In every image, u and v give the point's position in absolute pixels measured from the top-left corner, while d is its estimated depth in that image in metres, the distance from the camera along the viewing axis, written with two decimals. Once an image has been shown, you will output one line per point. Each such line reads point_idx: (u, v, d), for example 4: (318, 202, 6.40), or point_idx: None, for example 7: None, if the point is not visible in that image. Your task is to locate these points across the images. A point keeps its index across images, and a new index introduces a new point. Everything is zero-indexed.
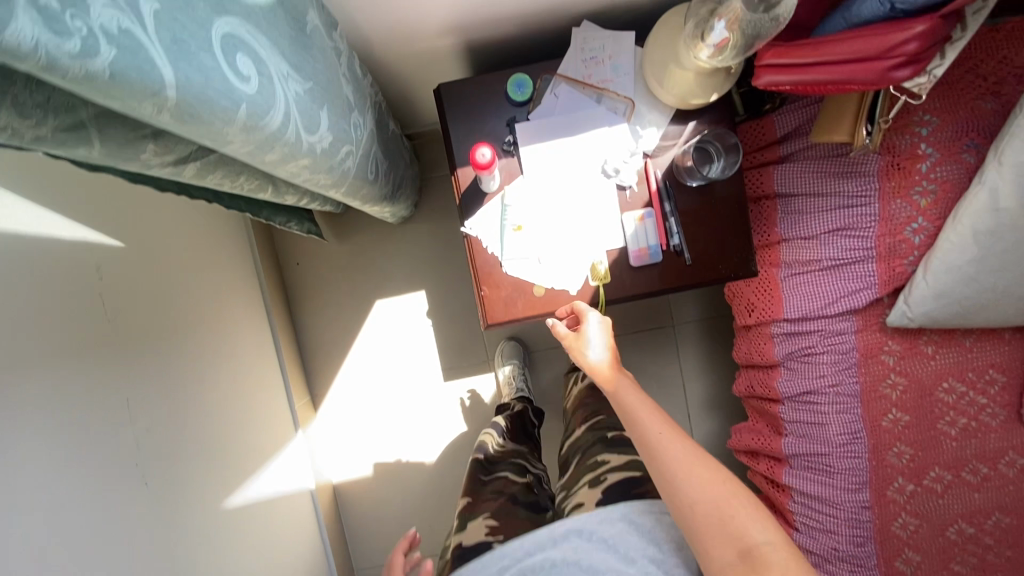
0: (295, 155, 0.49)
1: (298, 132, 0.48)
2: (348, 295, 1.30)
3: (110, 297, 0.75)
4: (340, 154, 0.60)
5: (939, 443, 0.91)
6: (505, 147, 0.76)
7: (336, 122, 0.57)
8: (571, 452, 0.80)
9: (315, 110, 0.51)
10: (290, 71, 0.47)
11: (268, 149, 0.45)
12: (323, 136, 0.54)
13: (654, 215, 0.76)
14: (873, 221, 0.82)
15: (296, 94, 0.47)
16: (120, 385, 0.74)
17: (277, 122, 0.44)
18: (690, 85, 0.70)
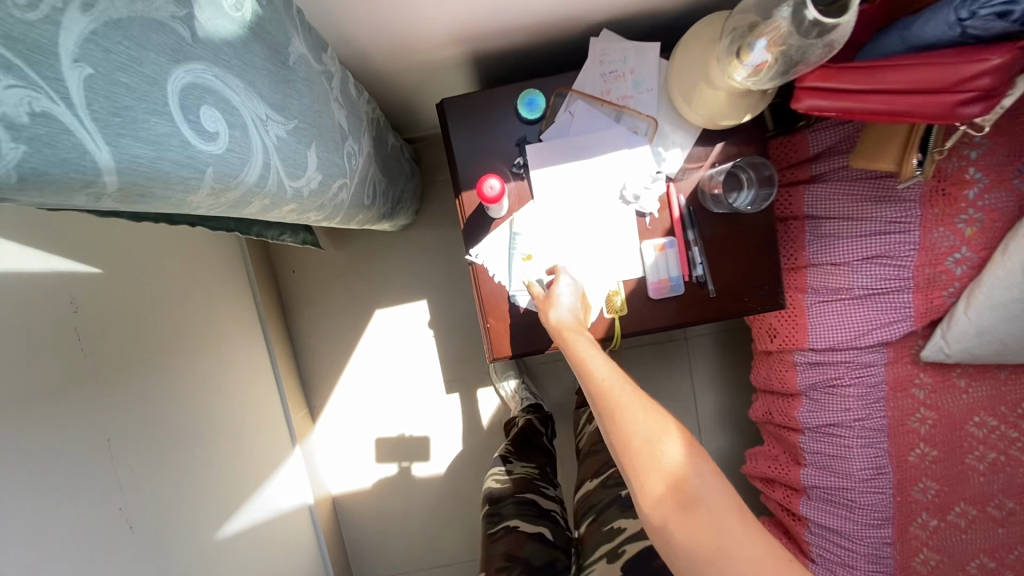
0: (275, 204, 0.43)
1: (280, 181, 0.42)
2: (346, 304, 1.25)
3: (90, 329, 0.69)
4: (332, 190, 0.54)
5: (967, 478, 0.86)
6: (515, 169, 0.70)
7: (327, 157, 0.50)
8: (585, 505, 0.74)
9: (302, 151, 0.45)
10: (270, 111, 0.40)
11: (243, 205, 0.39)
12: (311, 177, 0.47)
13: (677, 244, 0.70)
14: (912, 250, 0.76)
15: (278, 138, 0.41)
16: (105, 423, 0.69)
17: (255, 177, 0.38)
18: (721, 106, 0.63)
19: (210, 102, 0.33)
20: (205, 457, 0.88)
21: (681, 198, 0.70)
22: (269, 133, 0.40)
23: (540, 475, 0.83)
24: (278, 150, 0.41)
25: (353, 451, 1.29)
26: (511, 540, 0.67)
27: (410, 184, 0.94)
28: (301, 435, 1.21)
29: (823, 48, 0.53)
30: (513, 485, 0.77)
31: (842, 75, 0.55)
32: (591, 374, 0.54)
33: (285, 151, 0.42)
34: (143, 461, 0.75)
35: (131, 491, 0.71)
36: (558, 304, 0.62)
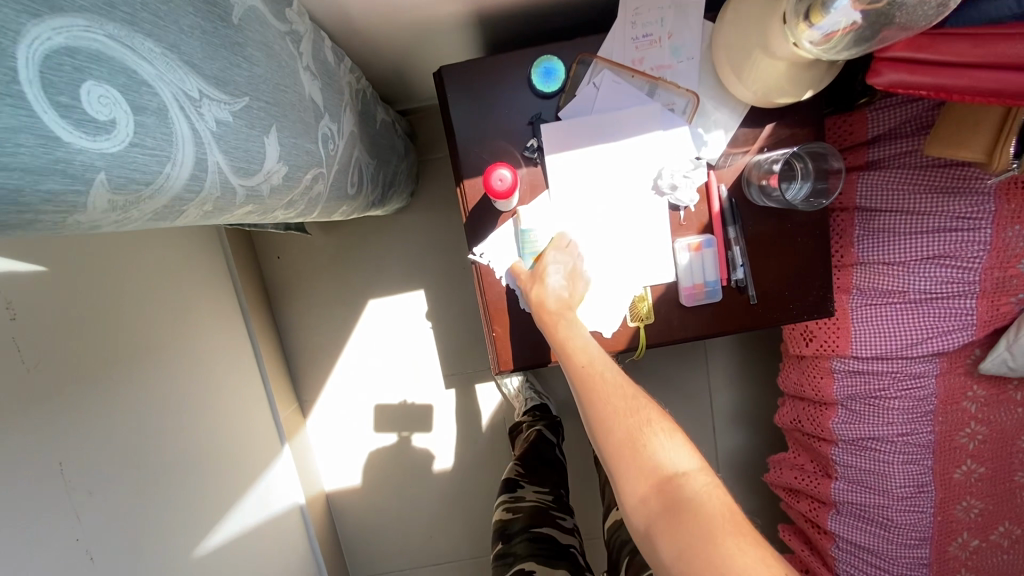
0: (221, 210, 0.33)
1: (225, 180, 0.32)
2: (337, 292, 1.15)
3: (53, 331, 0.59)
4: (305, 183, 0.43)
5: (1015, 497, 0.79)
6: (527, 153, 0.59)
7: (295, 143, 0.40)
8: (614, 541, 0.70)
9: (256, 138, 0.35)
10: (207, 87, 0.30)
11: (172, 216, 0.29)
12: (272, 171, 0.37)
13: (715, 244, 0.60)
14: (981, 250, 0.66)
15: (219, 122, 0.31)
16: (72, 440, 0.60)
17: (184, 179, 0.28)
18: (778, 79, 0.52)
19: (99, 75, 0.23)
20: (188, 468, 0.78)
21: (722, 188, 0.60)
22: (204, 118, 0.29)
23: (555, 504, 0.80)
24: (220, 140, 0.31)
25: (347, 447, 1.21)
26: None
27: (404, 165, 0.83)
28: (291, 433, 1.12)
29: (928, 8, 0.42)
30: (525, 518, 0.74)
31: (944, 44, 0.45)
32: (572, 361, 0.49)
33: (231, 141, 0.32)
34: (117, 478, 0.65)
35: (95, 517, 0.62)
36: (545, 283, 0.55)
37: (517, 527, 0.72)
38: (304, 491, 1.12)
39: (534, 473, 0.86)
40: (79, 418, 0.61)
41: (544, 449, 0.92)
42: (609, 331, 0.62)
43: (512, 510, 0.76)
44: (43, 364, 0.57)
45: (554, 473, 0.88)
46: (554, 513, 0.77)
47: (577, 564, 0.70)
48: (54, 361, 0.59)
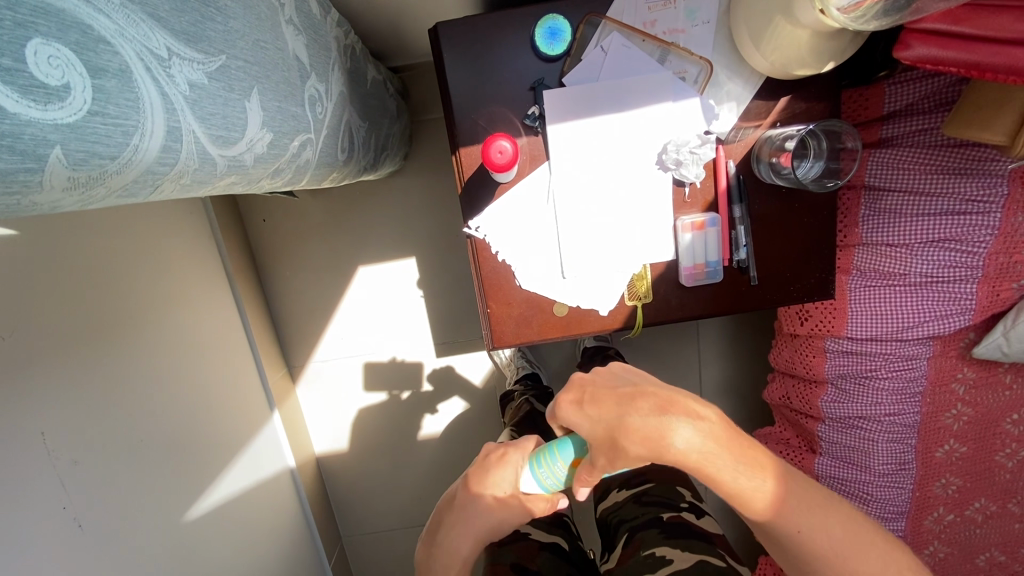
0: (199, 183, 0.30)
1: (203, 150, 0.29)
2: (326, 257, 1.12)
3: (25, 296, 0.56)
4: (293, 151, 0.40)
5: (993, 475, 0.81)
6: (528, 121, 0.56)
7: (280, 108, 0.37)
8: (611, 519, 0.74)
9: (235, 102, 0.31)
10: (176, 44, 0.26)
11: (145, 191, 0.27)
12: (255, 138, 0.34)
13: (719, 223, 0.58)
14: (988, 235, 0.65)
15: (192, 85, 0.27)
16: (52, 408, 0.58)
17: (155, 151, 0.25)
18: (797, 50, 0.49)
19: (47, 32, 0.20)
20: (180, 434, 0.77)
21: (730, 164, 0.57)
22: (174, 80, 0.26)
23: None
24: (194, 106, 0.27)
25: (336, 411, 1.21)
26: (522, 550, 0.62)
27: (396, 128, 0.78)
28: (280, 397, 1.11)
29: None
30: None
31: (982, 17, 0.42)
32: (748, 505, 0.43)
33: (207, 107, 0.28)
34: (104, 448, 0.64)
35: (81, 487, 0.60)
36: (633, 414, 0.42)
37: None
38: (294, 456, 1.12)
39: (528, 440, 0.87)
40: (59, 389, 0.59)
41: (539, 415, 0.94)
42: (606, 309, 0.60)
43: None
44: (14, 334, 0.54)
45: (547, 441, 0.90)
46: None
47: (571, 532, 0.71)
48: (29, 330, 0.56)
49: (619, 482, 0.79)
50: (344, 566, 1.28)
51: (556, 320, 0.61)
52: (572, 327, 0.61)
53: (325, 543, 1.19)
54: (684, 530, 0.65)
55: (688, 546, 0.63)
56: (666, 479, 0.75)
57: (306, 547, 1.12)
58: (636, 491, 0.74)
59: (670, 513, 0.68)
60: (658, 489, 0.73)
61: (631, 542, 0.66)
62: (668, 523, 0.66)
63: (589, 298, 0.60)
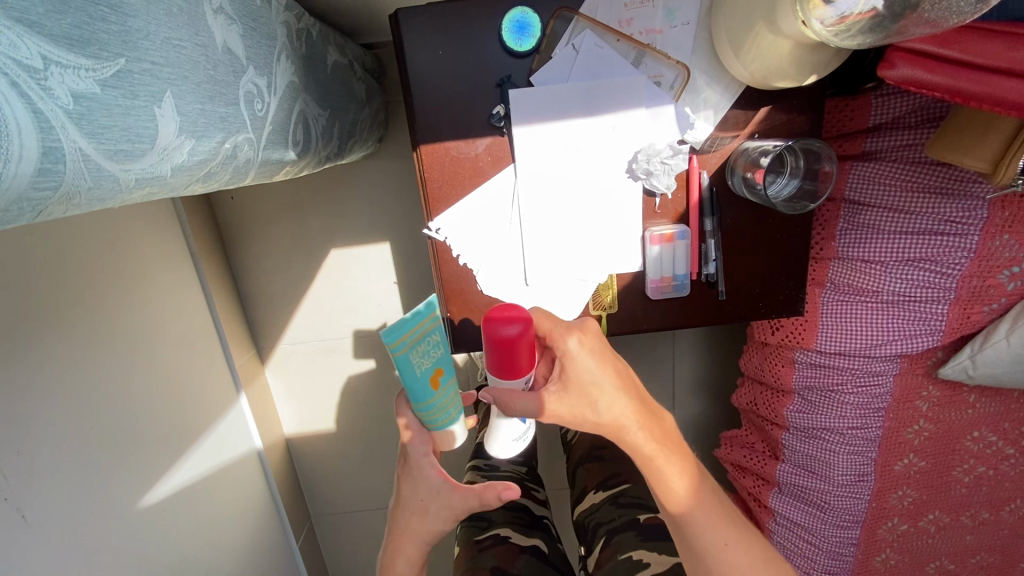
0: (100, 202, 0.27)
1: (96, 168, 0.26)
2: (297, 238, 1.09)
3: None
4: (227, 155, 0.37)
5: (949, 489, 0.82)
6: (492, 121, 0.52)
7: (204, 111, 0.33)
8: (587, 521, 0.73)
9: (141, 110, 0.28)
10: (54, 49, 0.23)
11: (24, 217, 0.24)
12: (172, 147, 0.31)
13: (689, 235, 0.56)
14: (964, 257, 0.64)
15: (78, 96, 0.24)
16: None
17: (27, 176, 0.22)
18: (779, 61, 0.46)
19: None
20: (135, 420, 0.75)
21: (703, 175, 0.55)
22: (52, 93, 0.23)
23: (529, 476, 0.80)
24: (81, 120, 0.24)
25: (307, 395, 1.20)
26: (503, 553, 0.60)
27: (367, 113, 0.74)
28: (247, 379, 1.09)
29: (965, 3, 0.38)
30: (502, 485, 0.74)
31: (972, 41, 0.40)
32: (669, 497, 0.50)
33: (98, 119, 0.25)
34: (48, 436, 0.62)
35: (23, 478, 0.58)
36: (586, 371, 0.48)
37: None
38: (263, 438, 1.11)
39: None
40: None
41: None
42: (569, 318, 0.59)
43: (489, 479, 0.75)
44: None
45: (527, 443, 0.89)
46: (529, 485, 0.77)
47: (550, 534, 0.68)
48: None
49: (595, 484, 0.78)
50: (313, 545, 1.29)
51: None
52: None
53: (293, 522, 1.20)
54: (660, 532, 0.65)
55: (665, 549, 0.63)
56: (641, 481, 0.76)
57: (273, 527, 1.12)
58: (613, 492, 0.74)
59: (647, 514, 0.69)
60: (634, 490, 0.74)
61: (609, 544, 0.66)
62: (645, 526, 0.66)
63: (552, 306, 0.58)
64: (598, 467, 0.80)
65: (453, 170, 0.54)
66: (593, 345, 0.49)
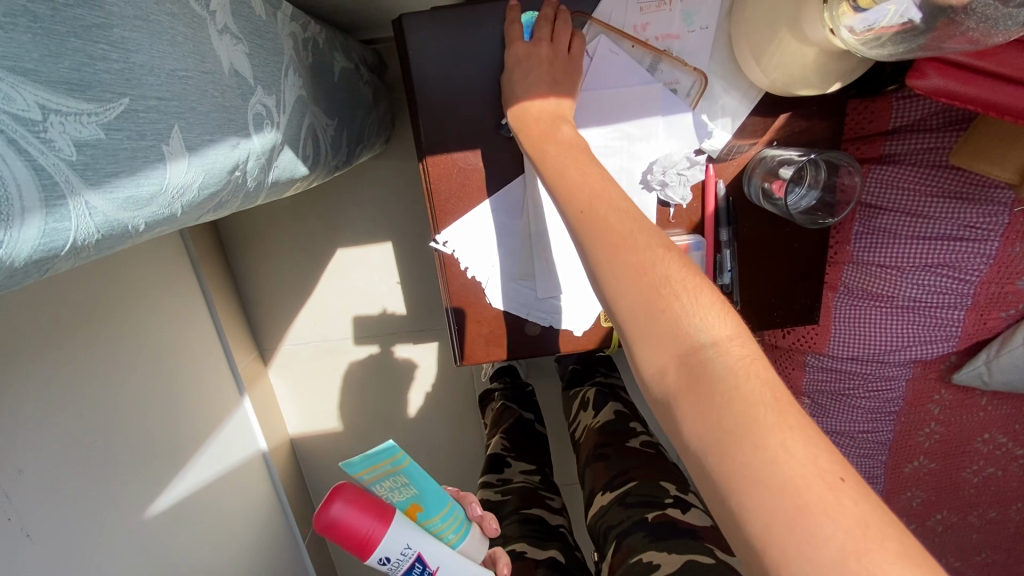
0: (108, 246, 0.26)
1: (105, 218, 0.25)
2: (298, 238, 1.07)
3: None
4: (238, 182, 0.36)
5: (958, 490, 0.81)
6: (502, 130, 0.51)
7: (213, 141, 0.32)
8: (598, 526, 0.72)
9: (147, 150, 0.27)
10: (53, 97, 0.22)
11: (32, 274, 0.23)
12: (183, 185, 0.29)
13: (704, 246, 0.54)
14: (983, 263, 0.62)
15: (81, 144, 0.23)
16: None
17: (34, 236, 0.21)
18: (803, 68, 0.44)
19: None
20: (137, 431, 0.74)
21: (719, 185, 0.53)
22: (54, 146, 0.22)
23: (543, 484, 0.79)
24: (85, 170, 0.23)
25: (310, 394, 1.19)
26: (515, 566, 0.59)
27: (375, 116, 0.72)
28: (250, 382, 1.08)
29: (1012, 21, 0.35)
30: (515, 497, 0.73)
31: (1010, 54, 0.38)
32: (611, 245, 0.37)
33: (105, 167, 0.24)
34: (49, 451, 0.61)
35: (26, 496, 0.57)
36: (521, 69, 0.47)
37: (507, 511, 0.70)
38: (267, 439, 1.11)
39: (518, 446, 0.86)
40: None
41: (526, 423, 0.93)
42: (580, 331, 0.57)
43: (500, 493, 0.74)
44: None
45: (534, 446, 0.89)
46: (542, 493, 0.76)
47: (567, 543, 0.68)
48: None
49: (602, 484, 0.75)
50: (319, 542, 1.29)
51: (529, 341, 0.57)
52: (547, 347, 0.58)
53: (299, 521, 1.20)
54: (670, 530, 0.63)
55: (674, 547, 0.60)
56: (649, 476, 0.73)
57: (280, 527, 1.12)
58: (619, 492, 0.71)
59: (655, 513, 0.66)
60: (641, 488, 0.70)
61: (619, 548, 0.64)
62: (654, 525, 0.64)
63: (564, 318, 0.57)
64: (604, 467, 0.77)
65: (462, 181, 0.52)
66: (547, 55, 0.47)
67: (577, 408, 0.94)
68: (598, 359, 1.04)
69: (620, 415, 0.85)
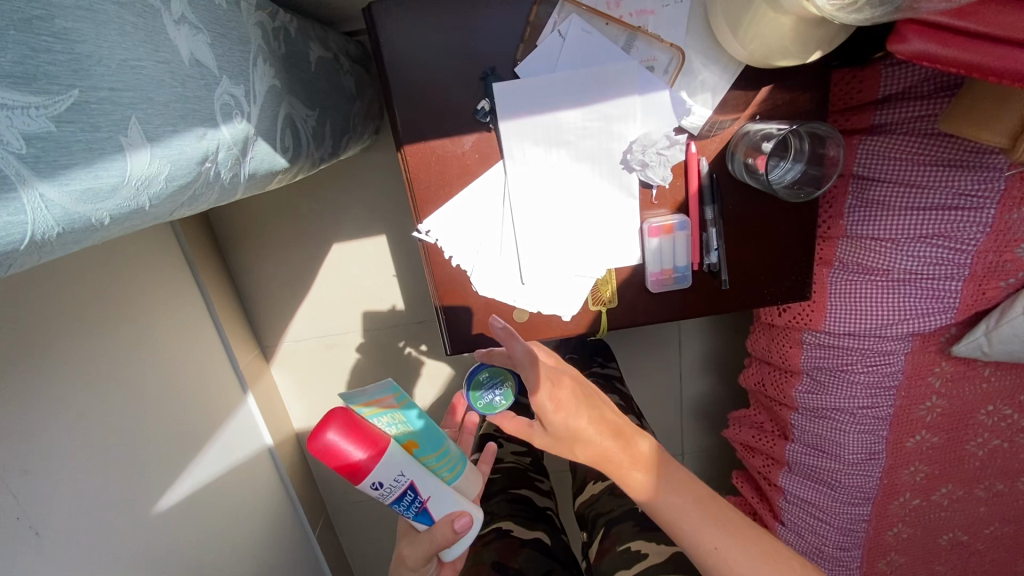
0: (72, 241, 0.26)
1: (63, 211, 0.24)
2: (295, 234, 1.07)
3: None
4: (209, 174, 0.36)
5: (962, 463, 0.80)
6: (478, 116, 0.50)
7: (176, 132, 0.32)
8: (587, 512, 0.72)
9: (104, 142, 0.27)
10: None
11: None
12: (148, 177, 0.29)
13: (689, 226, 0.53)
14: (979, 232, 0.61)
15: (32, 138, 0.23)
16: None
17: None
18: (779, 39, 0.43)
19: None
20: (141, 430, 0.75)
21: (703, 162, 0.52)
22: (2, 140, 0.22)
23: (533, 466, 0.80)
24: (38, 163, 0.23)
25: (314, 389, 1.20)
26: (503, 547, 0.60)
27: (360, 107, 0.71)
28: (253, 379, 1.09)
29: None
30: (508, 479, 0.73)
31: (992, 11, 0.36)
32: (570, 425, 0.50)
33: (58, 160, 0.24)
34: (54, 450, 0.62)
35: (33, 495, 0.58)
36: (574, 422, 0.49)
37: (495, 491, 0.70)
38: (272, 434, 1.12)
39: None
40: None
41: None
42: (568, 316, 0.57)
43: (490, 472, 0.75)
44: None
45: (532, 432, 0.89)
46: (532, 476, 0.76)
47: (553, 525, 0.69)
48: None
49: (596, 474, 0.76)
50: (329, 534, 1.31)
51: (517, 327, 0.57)
52: (536, 333, 0.58)
53: (308, 513, 1.22)
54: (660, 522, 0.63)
55: (663, 539, 0.60)
56: None
57: (289, 520, 1.14)
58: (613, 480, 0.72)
59: None
60: None
61: (608, 536, 0.64)
62: (643, 516, 0.64)
63: (550, 303, 0.56)
64: None
65: (441, 170, 0.52)
66: (579, 396, 0.50)
67: None
68: (595, 347, 1.04)
69: None
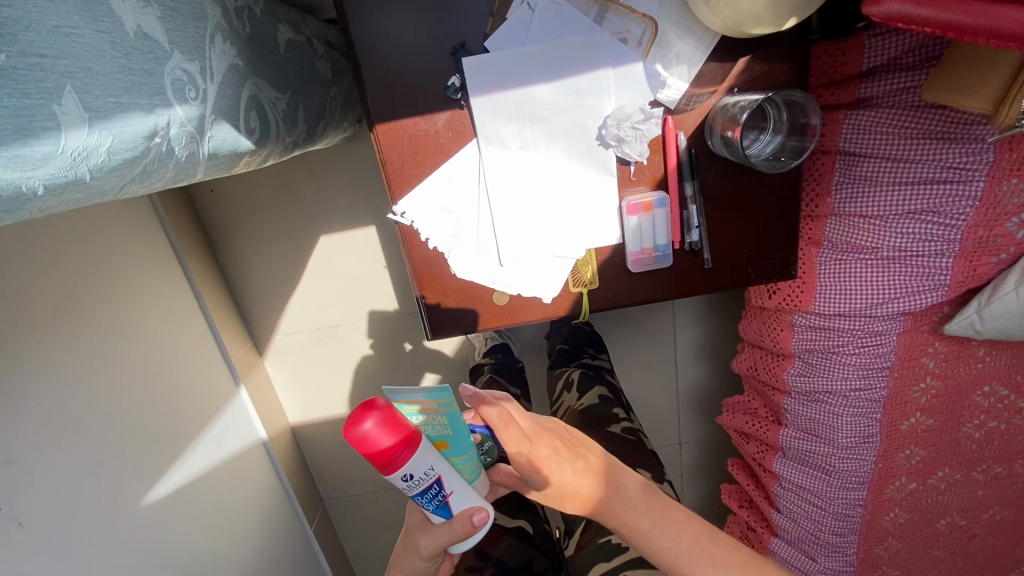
0: (5, 211, 0.26)
1: None
2: (284, 227, 1.07)
3: None
4: (161, 150, 0.35)
5: (958, 446, 0.79)
6: (449, 93, 0.49)
7: (119, 104, 0.31)
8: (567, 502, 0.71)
9: (35, 110, 0.26)
10: None
11: None
12: (86, 148, 0.29)
13: (668, 203, 0.53)
14: (969, 206, 0.59)
15: None
16: None
17: None
18: (751, 5, 0.42)
19: None
20: (129, 421, 0.75)
21: (681, 137, 0.51)
22: None
23: None
24: None
25: (307, 383, 1.20)
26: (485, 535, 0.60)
27: (337, 93, 0.71)
28: (246, 372, 1.10)
29: None
30: None
31: None
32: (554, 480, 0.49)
33: None
34: (39, 441, 0.62)
35: (18, 485, 0.58)
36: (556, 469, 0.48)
37: None
38: (267, 428, 1.12)
39: None
40: None
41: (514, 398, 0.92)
42: (548, 298, 0.56)
43: None
44: None
45: None
46: None
47: (536, 514, 0.68)
48: None
49: None
50: (327, 528, 1.31)
51: (496, 310, 0.56)
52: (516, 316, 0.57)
53: (304, 507, 1.22)
54: None
55: None
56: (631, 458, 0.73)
57: (286, 513, 1.14)
58: None
59: None
60: None
61: (590, 526, 0.64)
62: None
63: (529, 285, 0.55)
64: None
65: (414, 150, 0.51)
66: (559, 446, 0.49)
67: (561, 388, 0.94)
68: (587, 336, 1.03)
69: (605, 398, 0.86)
